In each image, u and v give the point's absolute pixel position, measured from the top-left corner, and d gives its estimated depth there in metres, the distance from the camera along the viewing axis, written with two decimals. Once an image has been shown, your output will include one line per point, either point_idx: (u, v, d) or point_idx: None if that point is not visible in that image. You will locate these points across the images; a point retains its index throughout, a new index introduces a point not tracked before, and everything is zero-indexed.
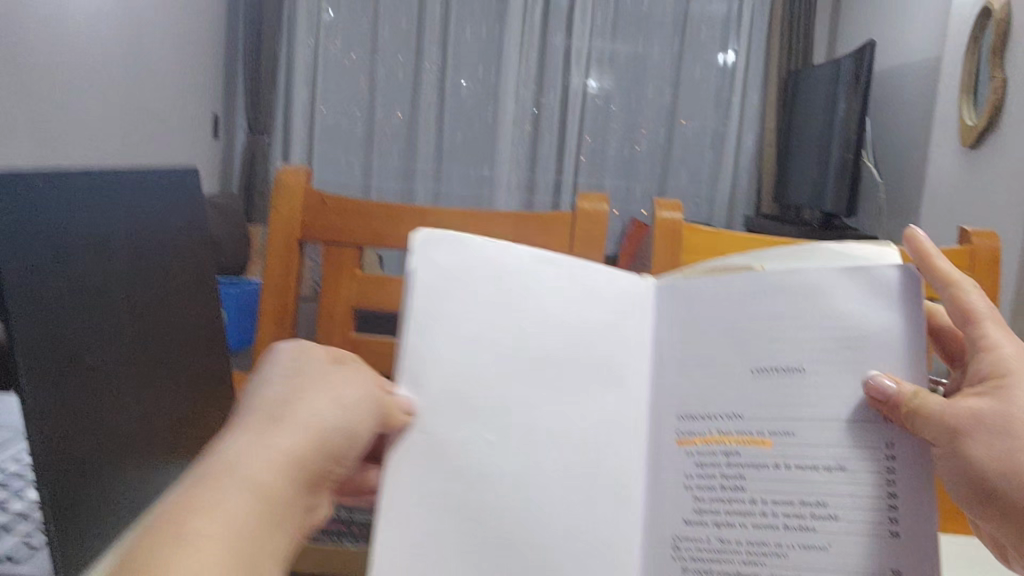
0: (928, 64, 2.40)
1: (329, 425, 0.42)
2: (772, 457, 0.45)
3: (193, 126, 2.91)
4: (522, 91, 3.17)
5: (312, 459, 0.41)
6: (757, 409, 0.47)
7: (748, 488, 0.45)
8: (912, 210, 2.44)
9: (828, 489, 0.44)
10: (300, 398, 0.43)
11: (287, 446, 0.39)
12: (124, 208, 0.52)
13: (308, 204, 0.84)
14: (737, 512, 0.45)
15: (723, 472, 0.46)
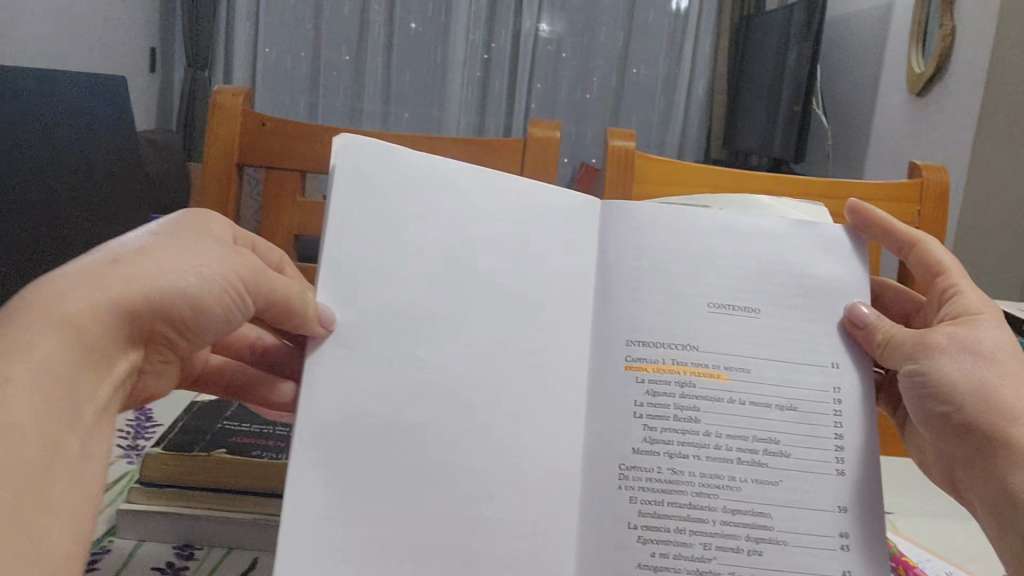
0: (879, 12, 2.40)
1: (132, 303, 0.40)
2: (725, 394, 0.48)
3: (129, 62, 2.79)
4: (472, 32, 3.10)
5: (104, 338, 0.39)
6: (710, 344, 0.49)
7: (702, 421, 0.47)
8: (858, 158, 2.47)
9: (776, 427, 0.47)
10: (107, 275, 0.39)
11: (74, 326, 0.37)
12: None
13: (247, 125, 0.80)
14: (692, 444, 0.46)
15: (679, 402, 0.47)
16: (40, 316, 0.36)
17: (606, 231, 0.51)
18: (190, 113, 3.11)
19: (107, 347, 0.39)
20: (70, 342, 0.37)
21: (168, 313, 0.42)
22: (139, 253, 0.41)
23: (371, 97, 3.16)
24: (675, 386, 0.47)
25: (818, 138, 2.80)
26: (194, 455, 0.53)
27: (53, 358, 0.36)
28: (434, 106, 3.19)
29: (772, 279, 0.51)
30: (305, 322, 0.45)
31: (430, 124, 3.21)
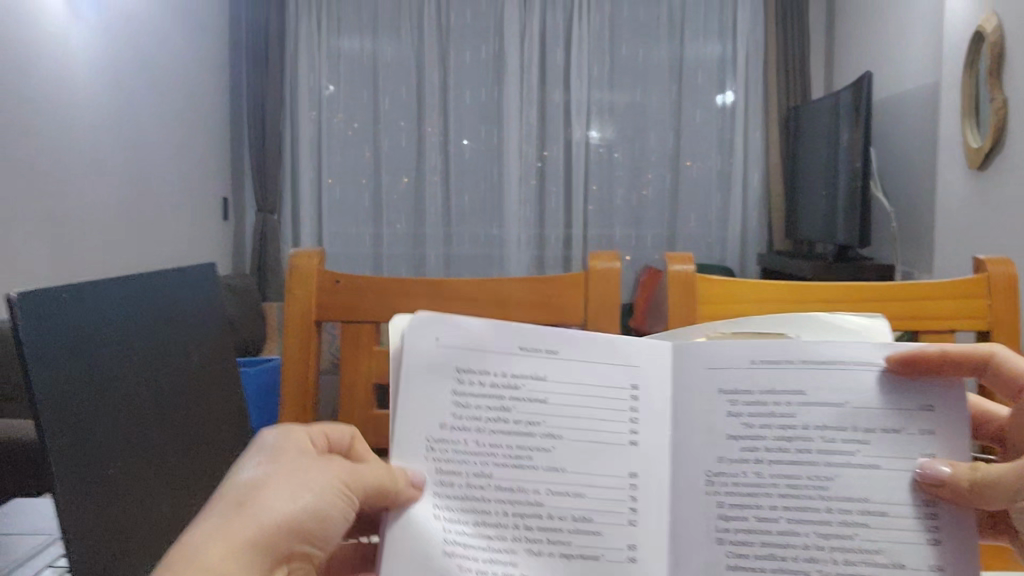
0: (925, 91, 2.42)
1: (318, 502, 0.44)
2: (811, 485, 0.44)
3: (203, 206, 2.95)
4: (525, 149, 3.21)
5: (287, 537, 0.42)
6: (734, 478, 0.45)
7: (813, 504, 0.44)
8: (926, 236, 2.42)
9: (846, 537, 0.44)
10: (303, 475, 0.45)
11: (253, 525, 0.40)
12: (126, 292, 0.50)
13: (322, 284, 0.85)
14: (773, 539, 0.44)
15: (781, 479, 0.45)
16: (234, 530, 0.40)
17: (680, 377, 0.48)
18: (263, 252, 3.23)
19: (288, 545, 0.42)
20: (235, 542, 0.39)
21: (342, 530, 0.45)
22: (324, 458, 0.47)
23: (434, 221, 3.26)
24: (472, 455, 0.47)
25: (882, 215, 2.77)
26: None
27: (237, 551, 0.39)
28: (494, 224, 3.26)
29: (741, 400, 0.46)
30: (400, 493, 0.46)
31: (492, 242, 3.27)
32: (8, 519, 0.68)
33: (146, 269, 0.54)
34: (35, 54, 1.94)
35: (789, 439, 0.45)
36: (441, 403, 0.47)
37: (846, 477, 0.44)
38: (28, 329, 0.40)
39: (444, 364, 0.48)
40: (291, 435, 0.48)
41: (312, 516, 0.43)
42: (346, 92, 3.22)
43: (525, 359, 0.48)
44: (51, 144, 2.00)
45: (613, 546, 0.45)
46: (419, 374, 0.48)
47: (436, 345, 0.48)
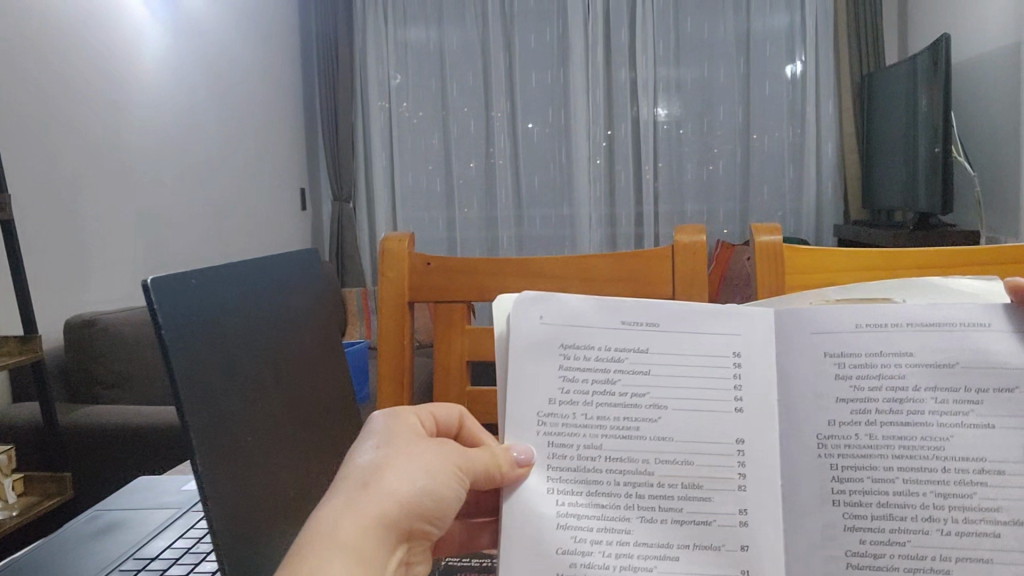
0: (1007, 51, 2.33)
1: (432, 481, 0.47)
2: (927, 445, 0.43)
3: (283, 200, 3.04)
4: (593, 129, 3.21)
5: (407, 512, 0.45)
6: (842, 441, 0.44)
7: (928, 462, 0.42)
8: (1013, 201, 2.35)
9: (965, 495, 0.42)
10: (418, 455, 0.48)
11: (377, 499, 0.44)
12: (243, 280, 0.53)
13: (413, 267, 0.88)
14: (889, 497, 0.43)
15: (895, 438, 0.43)
16: (361, 504, 0.43)
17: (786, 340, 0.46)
18: (341, 242, 3.30)
19: (408, 520, 0.45)
20: (364, 515, 0.42)
21: (455, 507, 0.49)
22: (434, 441, 0.50)
23: (505, 204, 3.28)
24: (579, 428, 0.48)
25: (965, 181, 2.69)
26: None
27: (364, 524, 0.42)
28: (565, 205, 3.27)
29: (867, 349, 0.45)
30: (505, 472, 0.47)
31: (563, 222, 3.28)
32: (137, 494, 0.72)
33: (259, 256, 0.58)
34: (116, 60, 2.02)
35: (901, 400, 0.44)
36: (549, 380, 0.48)
37: (964, 436, 0.42)
38: (162, 314, 0.43)
39: (547, 343, 0.49)
40: (399, 418, 0.52)
41: (427, 493, 0.47)
42: (414, 80, 3.26)
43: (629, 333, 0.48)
44: (135, 144, 2.07)
45: (722, 514, 0.45)
46: (526, 354, 0.48)
47: (540, 323, 0.49)
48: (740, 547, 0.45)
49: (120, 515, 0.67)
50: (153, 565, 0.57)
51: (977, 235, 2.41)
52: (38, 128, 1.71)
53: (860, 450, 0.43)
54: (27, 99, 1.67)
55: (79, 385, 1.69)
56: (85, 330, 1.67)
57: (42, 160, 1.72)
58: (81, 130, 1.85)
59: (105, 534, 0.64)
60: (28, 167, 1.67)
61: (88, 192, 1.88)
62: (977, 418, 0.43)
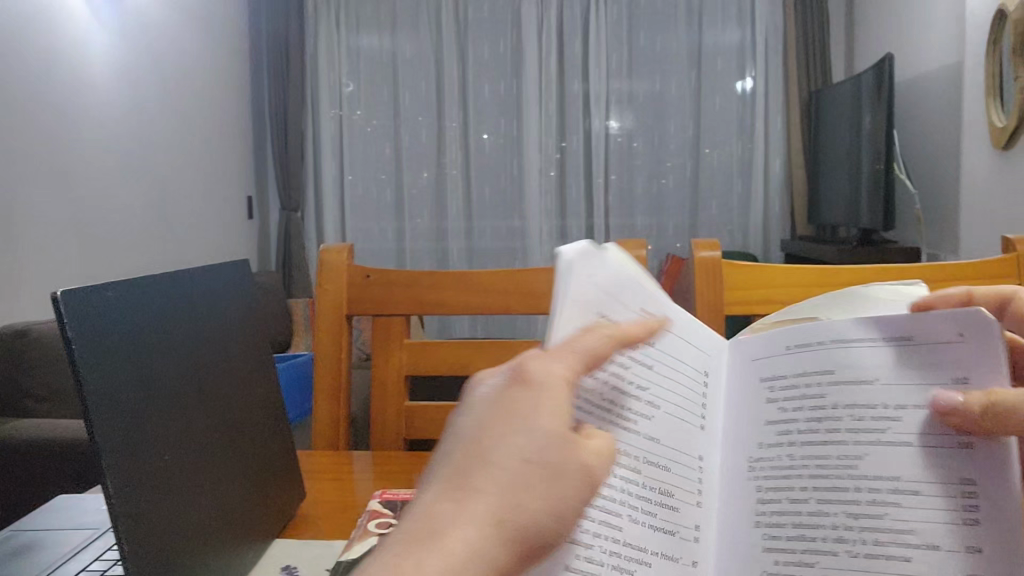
0: (949, 71, 2.39)
1: (531, 521, 0.29)
2: (840, 462, 0.39)
3: (228, 206, 2.98)
4: (545, 140, 3.21)
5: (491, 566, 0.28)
6: (768, 465, 0.42)
7: (841, 480, 0.39)
8: (952, 218, 2.40)
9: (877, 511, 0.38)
10: (530, 473, 0.29)
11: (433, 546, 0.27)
12: (165, 291, 0.51)
13: (352, 279, 0.87)
14: (806, 517, 0.39)
15: (810, 454, 0.40)
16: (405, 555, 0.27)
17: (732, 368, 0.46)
18: (288, 252, 3.25)
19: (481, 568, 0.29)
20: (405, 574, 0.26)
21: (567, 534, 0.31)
22: None
23: (455, 214, 3.27)
24: None
25: (907, 198, 2.74)
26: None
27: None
28: (516, 216, 3.26)
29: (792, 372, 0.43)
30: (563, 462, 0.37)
31: (514, 234, 3.28)
32: (55, 513, 0.69)
33: (184, 269, 0.56)
34: (60, 60, 1.97)
35: (819, 417, 0.41)
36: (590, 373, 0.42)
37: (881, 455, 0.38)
38: (73, 329, 0.41)
39: None
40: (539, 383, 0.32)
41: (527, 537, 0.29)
42: (366, 88, 3.23)
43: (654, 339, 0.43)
44: (75, 147, 2.02)
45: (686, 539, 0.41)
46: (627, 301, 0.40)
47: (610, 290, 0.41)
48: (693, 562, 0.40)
49: (35, 535, 0.65)
50: None
51: (917, 251, 2.45)
52: None
53: (784, 472, 0.41)
54: None
55: (9, 399, 1.64)
56: (16, 341, 1.62)
57: None
58: (20, 131, 1.80)
59: (21, 555, 0.61)
60: None
61: (25, 196, 1.82)
62: (895, 434, 0.38)
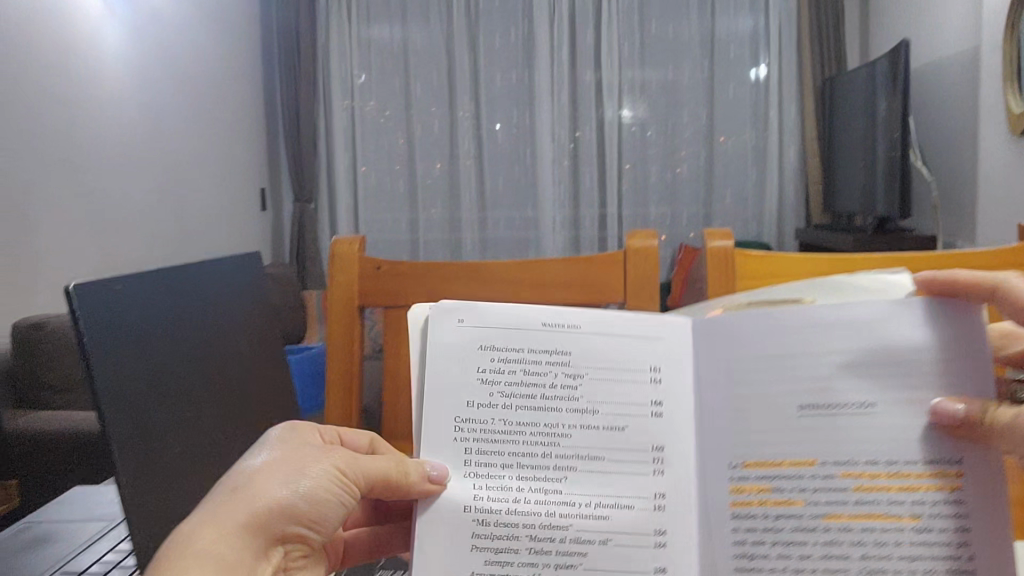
0: (964, 57, 2.37)
1: (311, 485, 0.44)
2: (538, 443, 0.46)
3: (241, 200, 2.97)
4: (557, 130, 3.20)
5: (275, 513, 0.42)
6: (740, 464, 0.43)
7: (566, 491, 0.45)
8: (969, 205, 2.38)
9: (630, 505, 0.45)
10: (301, 460, 0.45)
11: (245, 499, 0.41)
12: (176, 285, 0.52)
13: (364, 270, 0.87)
14: (542, 529, 0.45)
15: (530, 435, 0.46)
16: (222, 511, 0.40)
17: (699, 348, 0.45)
18: (302, 242, 3.25)
19: (275, 526, 0.42)
20: (231, 520, 0.40)
21: (337, 517, 0.46)
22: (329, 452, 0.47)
23: (469, 205, 3.27)
24: (499, 434, 0.47)
25: (923, 185, 2.72)
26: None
27: (225, 533, 0.39)
28: (529, 206, 3.26)
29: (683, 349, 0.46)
30: (414, 486, 0.45)
31: (527, 224, 3.28)
32: (70, 504, 0.70)
33: (194, 262, 0.56)
34: (75, 57, 1.98)
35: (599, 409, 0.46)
36: (463, 383, 0.47)
37: (766, 459, 0.42)
38: (85, 323, 0.41)
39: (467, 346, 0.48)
40: (296, 431, 0.48)
41: (301, 498, 0.43)
42: (378, 80, 3.23)
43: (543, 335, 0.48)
44: (91, 143, 2.04)
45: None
46: (441, 363, 0.47)
47: (457, 327, 0.48)
48: (653, 570, 0.43)
49: (50, 527, 0.65)
50: None
51: (935, 240, 2.43)
52: None
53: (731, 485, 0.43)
54: None
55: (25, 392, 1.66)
56: (32, 334, 1.63)
57: None
58: (37, 130, 1.82)
59: (36, 544, 0.61)
60: None
61: (42, 192, 1.84)
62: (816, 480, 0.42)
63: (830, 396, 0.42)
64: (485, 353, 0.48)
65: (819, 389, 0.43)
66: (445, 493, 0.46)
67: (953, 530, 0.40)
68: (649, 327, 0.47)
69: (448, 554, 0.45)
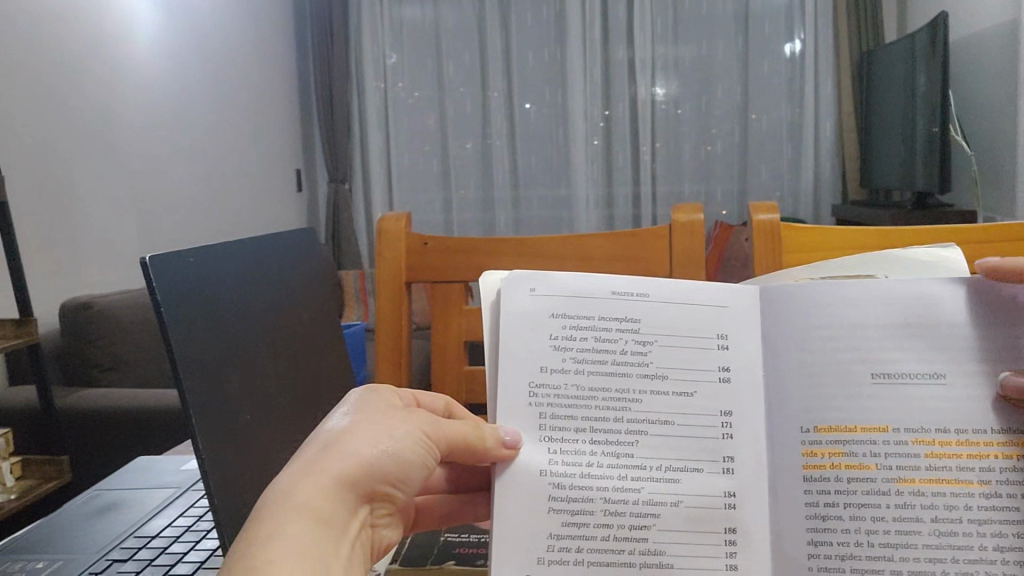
0: (1004, 28, 2.32)
1: (399, 444, 0.45)
2: (610, 406, 0.46)
3: (276, 182, 3.00)
4: (590, 108, 3.19)
5: (366, 471, 0.43)
6: (813, 424, 0.44)
7: (637, 455, 0.46)
8: (1009, 179, 2.35)
9: (702, 468, 0.45)
10: (384, 420, 0.46)
11: (338, 455, 0.42)
12: (241, 259, 0.53)
13: (411, 246, 0.88)
14: (614, 492, 0.45)
15: (604, 400, 0.46)
16: (319, 464, 0.41)
17: (768, 321, 0.47)
18: (337, 222, 3.29)
19: (365, 482, 0.43)
20: (329, 472, 0.40)
21: (419, 477, 0.46)
22: (407, 411, 0.49)
23: (502, 184, 3.28)
24: (570, 399, 0.47)
25: (962, 159, 2.68)
26: (424, 569, 0.55)
27: (324, 485, 0.40)
28: (563, 185, 3.26)
29: (765, 323, 0.47)
30: (490, 449, 0.46)
31: (561, 202, 3.28)
32: (135, 473, 0.72)
33: (256, 237, 0.57)
34: (111, 41, 2.01)
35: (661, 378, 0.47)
36: (538, 346, 0.48)
37: (837, 425, 0.44)
38: (162, 294, 0.43)
39: (538, 314, 0.49)
40: (374, 395, 0.49)
41: (389, 456, 0.44)
42: (411, 61, 3.24)
43: (616, 304, 0.48)
44: (129, 126, 2.07)
45: (708, 541, 0.44)
46: (513, 326, 0.48)
47: (531, 297, 0.49)
48: (725, 531, 0.45)
49: (119, 495, 0.68)
50: (154, 542, 0.58)
51: (975, 214, 2.40)
52: (35, 111, 1.70)
53: (799, 449, 0.44)
54: (24, 83, 1.67)
55: (77, 369, 1.70)
56: (82, 313, 1.67)
57: (37, 142, 1.71)
58: (78, 113, 1.85)
59: (107, 511, 0.64)
60: (25, 149, 1.67)
61: (85, 175, 1.87)
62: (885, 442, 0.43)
63: (897, 367, 0.44)
64: (556, 320, 0.48)
65: (888, 361, 0.45)
66: (519, 457, 0.46)
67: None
68: (717, 298, 0.48)
69: (524, 514, 0.45)
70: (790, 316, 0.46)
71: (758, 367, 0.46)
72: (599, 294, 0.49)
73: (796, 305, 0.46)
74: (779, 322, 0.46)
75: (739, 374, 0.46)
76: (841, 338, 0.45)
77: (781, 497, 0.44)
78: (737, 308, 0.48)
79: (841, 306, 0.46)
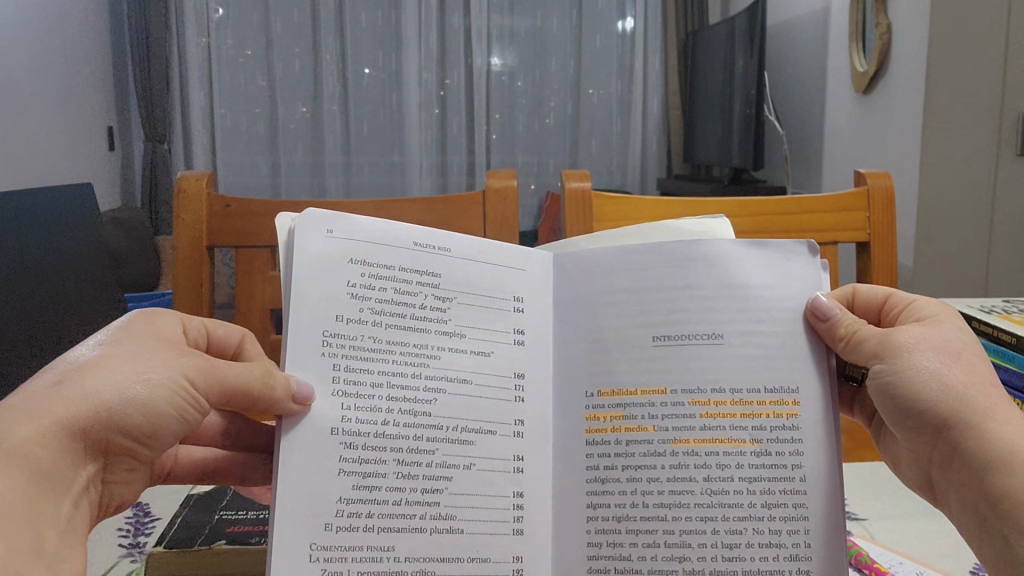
0: (816, 16, 2.46)
1: (152, 393, 0.42)
2: (409, 362, 0.45)
3: (87, 138, 2.76)
4: (425, 75, 3.14)
5: (103, 419, 0.41)
6: (599, 385, 0.46)
7: (434, 414, 0.44)
8: (815, 157, 2.51)
9: (495, 430, 0.45)
10: (147, 358, 0.43)
11: (71, 396, 0.39)
12: None
13: (212, 209, 0.83)
14: (409, 454, 0.43)
15: (401, 355, 0.45)
16: (47, 404, 0.38)
17: (562, 289, 0.49)
18: (155, 183, 3.08)
19: (105, 432, 0.41)
20: (57, 416, 0.39)
21: (176, 430, 0.44)
22: (180, 347, 0.46)
23: (334, 147, 3.17)
24: (363, 353, 0.45)
25: (774, 139, 2.85)
26: (193, 551, 0.51)
27: (40, 429, 0.38)
28: (396, 151, 3.21)
29: (554, 290, 0.49)
30: (277, 402, 0.42)
31: (394, 169, 3.23)
32: None
33: None
34: None
35: (461, 334, 0.47)
36: (333, 295, 0.45)
37: (618, 389, 0.45)
38: None
39: (335, 257, 0.46)
40: (153, 323, 0.47)
41: (139, 405, 0.42)
42: (237, 15, 3.02)
43: (416, 256, 0.48)
44: None
45: (497, 504, 0.44)
46: (309, 270, 0.45)
47: (326, 238, 0.46)
48: (512, 494, 0.44)
49: None
50: None
51: (785, 188, 2.56)
52: None
53: (579, 421, 0.46)
54: None
55: None
56: None
57: None
58: None
59: None
60: None
61: None
62: (657, 409, 0.44)
63: (678, 330, 0.45)
64: (354, 267, 0.46)
65: (669, 323, 0.45)
66: (312, 411, 0.43)
67: (791, 457, 0.43)
68: (515, 258, 0.50)
69: (312, 476, 0.42)
70: (582, 283, 0.49)
71: (549, 329, 0.49)
72: (399, 244, 0.48)
73: (584, 268, 0.49)
74: (575, 287, 0.49)
75: (529, 334, 0.48)
76: (622, 307, 0.47)
77: (567, 461, 0.45)
78: (531, 267, 0.50)
79: (631, 266, 0.47)
